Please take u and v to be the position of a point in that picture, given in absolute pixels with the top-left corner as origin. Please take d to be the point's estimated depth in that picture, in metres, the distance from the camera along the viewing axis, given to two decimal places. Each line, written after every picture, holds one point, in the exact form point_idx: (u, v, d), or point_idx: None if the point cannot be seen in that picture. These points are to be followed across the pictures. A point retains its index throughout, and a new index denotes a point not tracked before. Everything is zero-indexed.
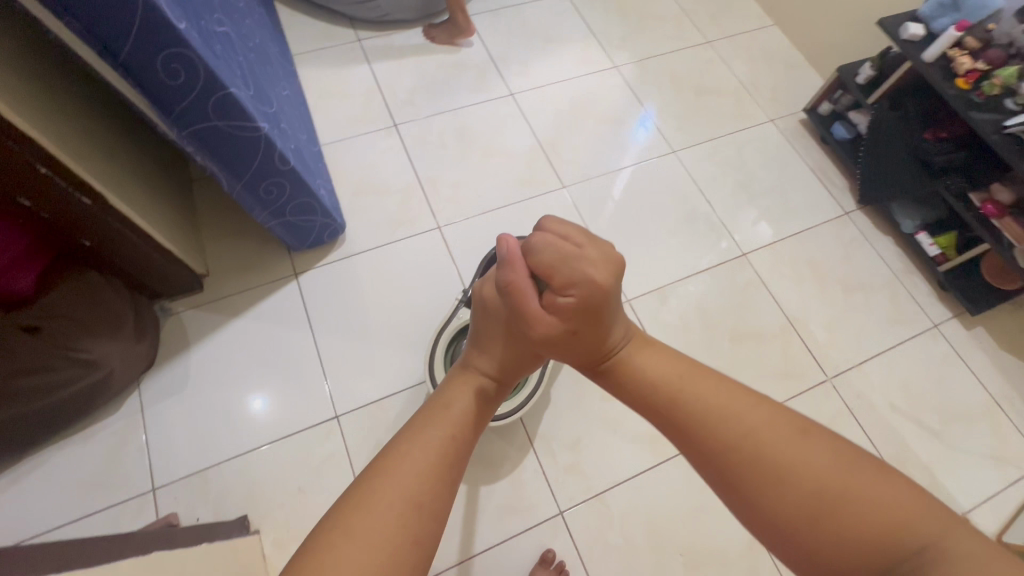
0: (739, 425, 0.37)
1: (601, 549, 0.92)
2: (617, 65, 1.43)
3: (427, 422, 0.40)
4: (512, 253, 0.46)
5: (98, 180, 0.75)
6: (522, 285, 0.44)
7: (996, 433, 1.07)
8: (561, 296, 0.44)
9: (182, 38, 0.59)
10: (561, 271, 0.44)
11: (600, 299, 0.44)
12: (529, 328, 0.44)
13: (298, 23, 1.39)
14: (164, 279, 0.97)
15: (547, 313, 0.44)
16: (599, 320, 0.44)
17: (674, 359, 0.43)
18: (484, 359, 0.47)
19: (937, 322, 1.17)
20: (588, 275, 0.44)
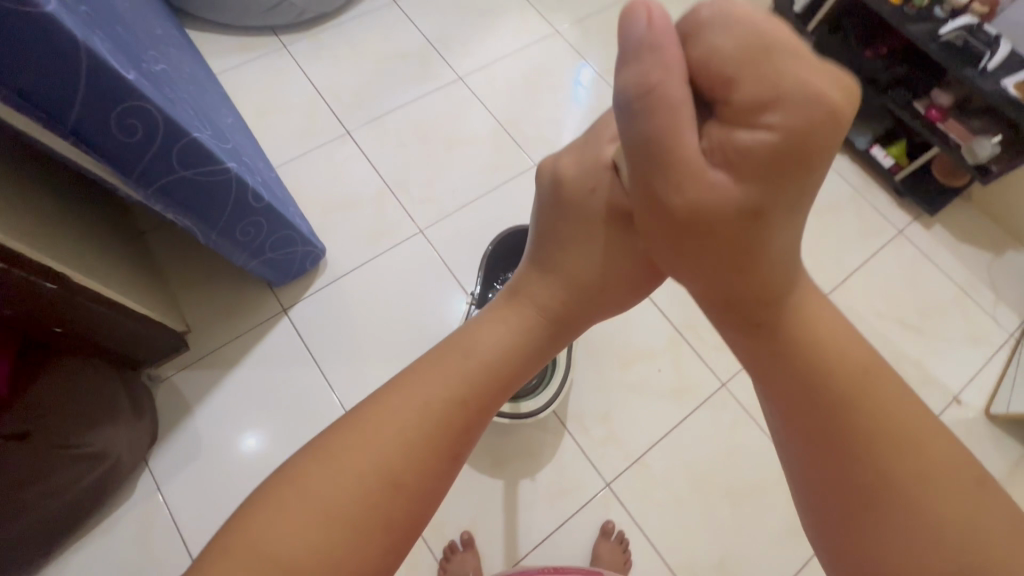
0: (835, 343, 0.33)
1: (652, 509, 0.96)
2: (558, 28, 1.39)
3: (448, 359, 0.36)
4: (660, 28, 0.30)
5: (62, 262, 0.68)
6: (673, 111, 0.31)
7: (968, 319, 1.17)
8: (749, 132, 0.30)
9: (135, 89, 0.53)
10: (759, 80, 0.29)
11: (806, 148, 0.30)
12: (670, 192, 0.33)
13: (212, 38, 1.27)
14: (147, 347, 0.89)
15: (712, 166, 0.32)
16: (789, 177, 0.31)
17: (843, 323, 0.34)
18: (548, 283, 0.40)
19: (902, 227, 1.25)
20: (806, 87, 0.29)
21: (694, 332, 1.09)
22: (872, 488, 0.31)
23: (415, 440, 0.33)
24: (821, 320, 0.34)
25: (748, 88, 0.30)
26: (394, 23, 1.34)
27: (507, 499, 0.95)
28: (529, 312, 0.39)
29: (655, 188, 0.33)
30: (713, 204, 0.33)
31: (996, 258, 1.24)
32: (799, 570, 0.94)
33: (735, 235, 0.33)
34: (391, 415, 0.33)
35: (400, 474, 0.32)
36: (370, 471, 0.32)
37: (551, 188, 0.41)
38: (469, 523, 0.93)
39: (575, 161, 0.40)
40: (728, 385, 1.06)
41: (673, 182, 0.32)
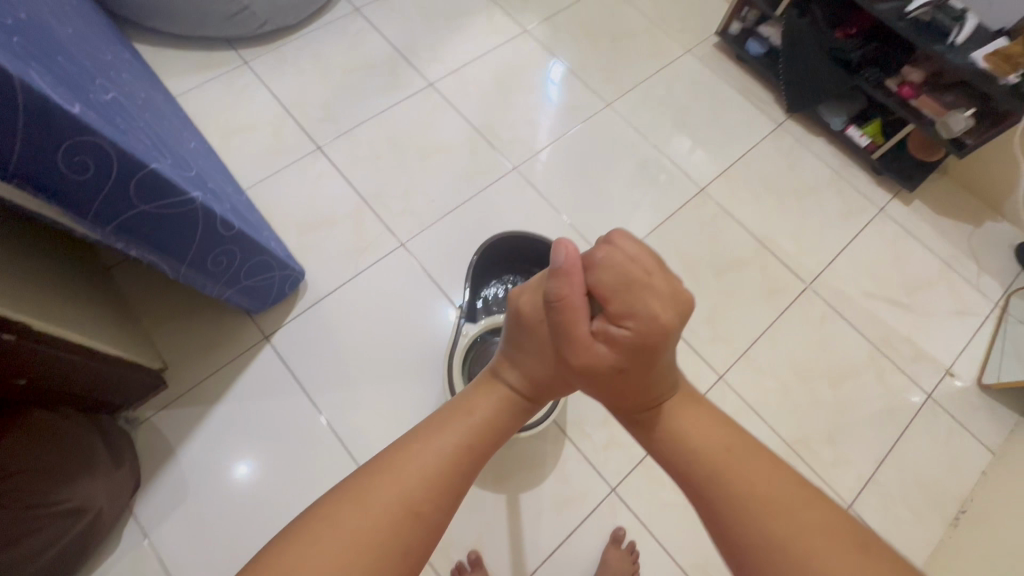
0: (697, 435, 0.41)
1: (660, 511, 0.94)
2: (527, 28, 1.37)
3: (448, 421, 0.40)
4: (571, 262, 0.41)
5: (20, 310, 0.64)
6: (572, 309, 0.41)
7: (953, 292, 1.18)
8: (617, 327, 0.41)
9: (83, 122, 0.50)
10: (621, 298, 0.41)
11: (653, 339, 0.41)
12: (570, 353, 0.42)
13: (168, 57, 1.21)
14: (122, 390, 0.85)
15: (596, 340, 0.41)
16: (649, 356, 0.41)
17: (714, 421, 0.42)
18: (513, 370, 0.44)
19: (882, 206, 1.25)
20: (648, 308, 0.41)
21: (687, 327, 1.08)
22: (747, 548, 0.36)
23: (434, 479, 0.37)
24: (683, 420, 0.42)
25: (614, 304, 0.41)
26: (358, 32, 1.30)
27: (512, 514, 0.92)
28: (501, 392, 0.44)
29: (560, 346, 0.42)
30: (600, 362, 0.42)
31: (975, 229, 1.25)
32: None
33: (619, 381, 0.42)
34: (409, 461, 0.38)
35: (418, 504, 0.36)
36: (398, 505, 0.36)
37: (512, 315, 0.45)
38: (475, 542, 0.90)
39: (532, 299, 0.44)
40: (725, 377, 1.05)
41: (572, 348, 0.42)
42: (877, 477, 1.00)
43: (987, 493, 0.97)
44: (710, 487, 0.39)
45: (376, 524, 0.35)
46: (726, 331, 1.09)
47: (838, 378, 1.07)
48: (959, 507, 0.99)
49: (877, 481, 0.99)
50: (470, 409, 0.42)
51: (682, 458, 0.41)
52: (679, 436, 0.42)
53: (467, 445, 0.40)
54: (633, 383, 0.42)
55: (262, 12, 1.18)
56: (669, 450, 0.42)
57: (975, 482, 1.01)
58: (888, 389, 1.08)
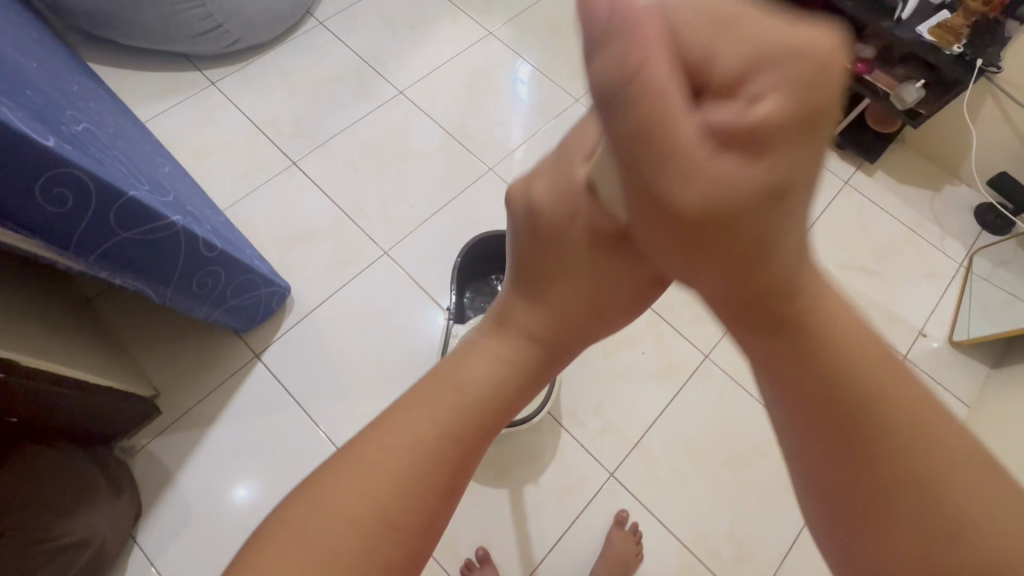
0: (856, 327, 0.25)
1: (659, 490, 0.97)
2: (492, 31, 1.38)
3: (437, 393, 0.28)
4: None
5: (19, 349, 0.65)
6: (659, 99, 0.20)
7: (921, 257, 1.23)
8: (738, 106, 0.20)
9: (58, 156, 0.50)
10: (721, 36, 0.20)
11: (817, 109, 0.19)
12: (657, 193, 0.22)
13: (134, 84, 1.20)
14: (117, 420, 0.84)
15: (710, 153, 0.21)
16: (804, 155, 0.21)
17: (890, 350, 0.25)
18: (538, 310, 0.30)
19: (848, 178, 1.30)
20: (794, 51, 0.18)
21: (671, 310, 1.11)
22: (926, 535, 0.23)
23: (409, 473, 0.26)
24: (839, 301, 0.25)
25: (730, 48, 0.20)
26: (323, 45, 1.31)
27: (515, 507, 0.94)
28: (515, 345, 0.30)
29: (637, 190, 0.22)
30: (700, 204, 0.22)
31: (936, 194, 1.30)
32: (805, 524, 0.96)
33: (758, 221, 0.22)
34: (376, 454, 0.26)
35: (399, 514, 0.25)
36: (370, 517, 0.25)
37: (525, 218, 0.30)
38: (482, 538, 0.92)
39: (551, 189, 0.30)
40: (711, 356, 1.08)
41: (677, 177, 0.21)
42: None
43: None
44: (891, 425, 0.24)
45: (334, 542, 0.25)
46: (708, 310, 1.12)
47: None
48: None
49: None
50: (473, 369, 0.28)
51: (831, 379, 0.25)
52: (813, 383, 0.25)
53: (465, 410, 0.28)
54: (764, 235, 0.23)
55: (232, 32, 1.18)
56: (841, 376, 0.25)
57: None
58: None
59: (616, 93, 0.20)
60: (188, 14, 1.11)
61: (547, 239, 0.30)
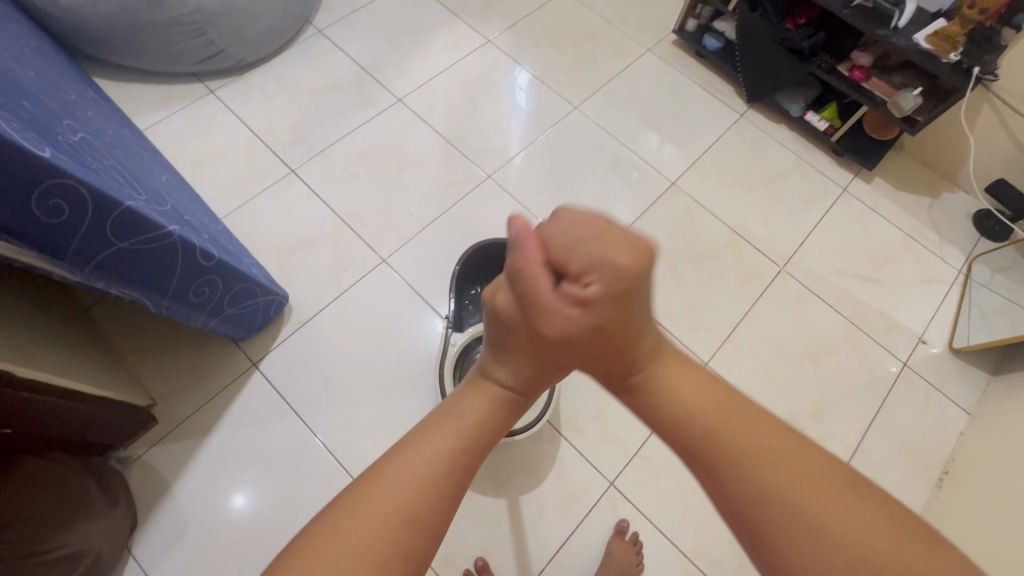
0: (692, 391, 0.38)
1: (659, 499, 0.96)
2: (490, 39, 1.39)
3: (440, 422, 0.38)
4: (523, 232, 0.40)
5: (18, 361, 0.65)
6: (532, 281, 0.39)
7: (920, 263, 1.23)
8: (579, 288, 0.38)
9: (53, 166, 0.50)
10: (581, 253, 0.38)
11: (625, 283, 0.38)
12: (541, 325, 0.39)
13: (132, 92, 1.20)
14: (113, 430, 0.84)
15: (567, 306, 0.39)
16: (626, 305, 0.39)
17: (712, 383, 0.39)
18: (503, 367, 0.42)
19: (846, 185, 1.30)
20: (606, 258, 0.38)
21: (670, 317, 1.11)
22: (769, 525, 0.33)
23: (427, 486, 0.34)
24: (681, 382, 0.39)
25: (581, 252, 0.38)
26: (322, 54, 1.31)
27: (514, 517, 0.93)
28: (491, 391, 0.41)
29: (532, 322, 0.40)
30: (565, 330, 0.39)
31: (933, 201, 1.31)
32: None
33: (602, 341, 0.39)
34: (400, 470, 0.34)
35: (418, 512, 0.33)
36: (398, 511, 0.33)
37: (489, 317, 0.42)
38: (480, 549, 0.91)
39: (507, 298, 0.41)
40: (711, 364, 1.07)
41: (540, 318, 0.39)
42: (862, 448, 1.03)
43: (968, 451, 1.01)
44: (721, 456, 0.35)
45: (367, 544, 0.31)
46: (707, 318, 1.12)
47: (818, 355, 1.11)
48: (942, 470, 1.03)
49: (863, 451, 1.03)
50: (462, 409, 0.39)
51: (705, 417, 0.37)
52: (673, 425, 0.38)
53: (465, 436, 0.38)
54: (612, 344, 0.39)
55: (234, 53, 1.20)
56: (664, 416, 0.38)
57: (955, 443, 1.05)
58: (867, 361, 1.12)
59: (513, 277, 0.40)
60: (190, 42, 1.13)
61: (498, 323, 0.42)
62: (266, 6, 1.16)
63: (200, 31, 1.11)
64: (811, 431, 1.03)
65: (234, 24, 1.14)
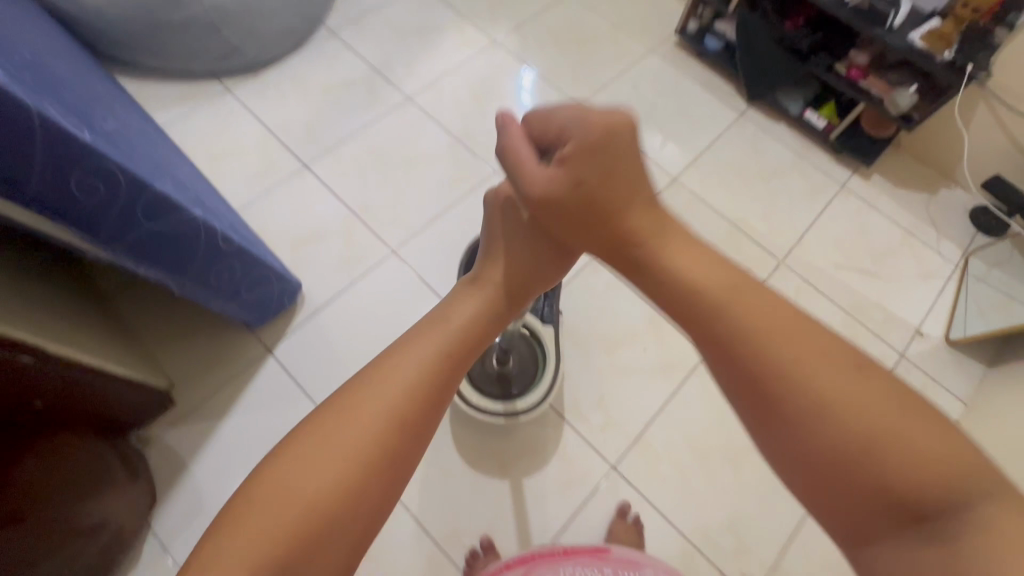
0: (703, 278, 0.37)
1: (659, 483, 0.99)
2: (497, 40, 1.43)
3: (429, 330, 0.40)
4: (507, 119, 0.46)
5: (51, 338, 0.69)
6: (519, 153, 0.44)
7: (916, 257, 1.26)
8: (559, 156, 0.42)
9: (91, 148, 0.54)
10: (558, 127, 0.43)
11: (599, 144, 0.40)
12: (530, 189, 0.43)
13: (151, 91, 1.25)
14: (136, 410, 0.87)
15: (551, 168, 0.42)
16: (608, 170, 0.40)
17: (719, 264, 0.37)
18: (496, 268, 0.46)
19: (844, 182, 1.33)
20: (580, 122, 0.41)
21: None
22: (786, 405, 0.32)
23: (417, 389, 0.36)
24: (685, 262, 0.38)
25: (555, 124, 0.43)
26: (334, 54, 1.35)
27: (518, 499, 0.96)
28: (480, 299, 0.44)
29: (523, 190, 0.44)
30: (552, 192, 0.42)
31: (931, 197, 1.33)
32: (803, 517, 0.98)
33: (586, 199, 0.41)
34: (390, 374, 0.36)
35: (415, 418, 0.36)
36: (394, 411, 0.35)
37: (496, 207, 0.48)
38: (486, 529, 0.94)
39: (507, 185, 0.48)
40: None
41: (526, 184, 0.44)
42: None
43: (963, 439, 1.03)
44: (744, 342, 0.34)
45: (366, 443, 0.33)
46: None
47: None
48: None
49: None
50: (448, 318, 0.42)
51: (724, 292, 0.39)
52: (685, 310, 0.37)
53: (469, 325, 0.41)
54: (596, 207, 0.41)
55: (251, 52, 1.25)
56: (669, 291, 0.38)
57: None
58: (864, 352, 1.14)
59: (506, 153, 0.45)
60: (206, 42, 1.17)
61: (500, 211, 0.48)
62: (279, 7, 1.21)
63: (217, 29, 1.15)
64: None
65: (248, 23, 1.18)
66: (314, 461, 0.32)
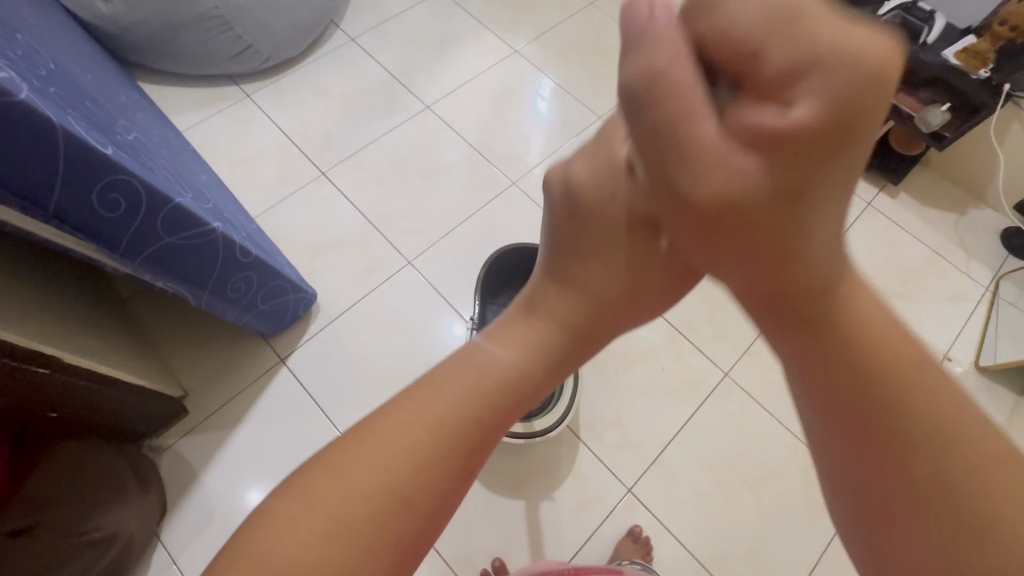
0: (862, 324, 0.25)
1: (676, 508, 0.96)
2: (518, 49, 1.42)
3: (457, 382, 0.26)
4: (665, 19, 0.22)
5: (72, 351, 0.68)
6: (685, 92, 0.22)
7: (945, 279, 1.22)
8: (775, 112, 0.22)
9: (114, 162, 0.53)
10: (786, 42, 0.21)
11: (854, 119, 0.21)
12: (697, 182, 0.24)
13: (173, 95, 1.25)
14: (147, 419, 0.86)
15: (740, 151, 0.23)
16: (828, 159, 0.22)
17: (852, 306, 0.25)
18: (559, 296, 0.28)
19: (870, 200, 1.30)
20: (844, 59, 0.20)
21: (690, 327, 1.11)
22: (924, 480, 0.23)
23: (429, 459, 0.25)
24: (866, 314, 0.25)
25: (776, 54, 0.21)
26: (355, 61, 1.35)
27: (532, 520, 0.94)
28: (543, 331, 0.28)
29: (678, 177, 0.24)
30: (724, 196, 0.24)
31: (961, 217, 1.29)
32: (825, 548, 0.95)
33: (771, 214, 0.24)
34: (394, 432, 0.25)
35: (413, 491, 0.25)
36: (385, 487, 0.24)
37: (562, 197, 0.29)
38: (498, 550, 0.92)
39: (589, 167, 0.29)
40: (730, 374, 1.07)
41: (694, 167, 0.23)
42: None
43: None
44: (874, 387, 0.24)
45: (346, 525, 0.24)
46: (728, 328, 1.12)
47: None
48: None
49: None
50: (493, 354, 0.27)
51: (822, 296, 0.25)
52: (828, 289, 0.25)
53: (515, 362, 0.27)
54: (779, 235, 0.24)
55: (267, 51, 1.23)
56: (838, 321, 0.25)
57: None
58: None
59: (642, 90, 0.22)
60: (220, 38, 1.16)
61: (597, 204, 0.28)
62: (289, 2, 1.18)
63: (228, 25, 1.14)
64: None
65: (261, 17, 1.16)
66: (296, 535, 0.24)
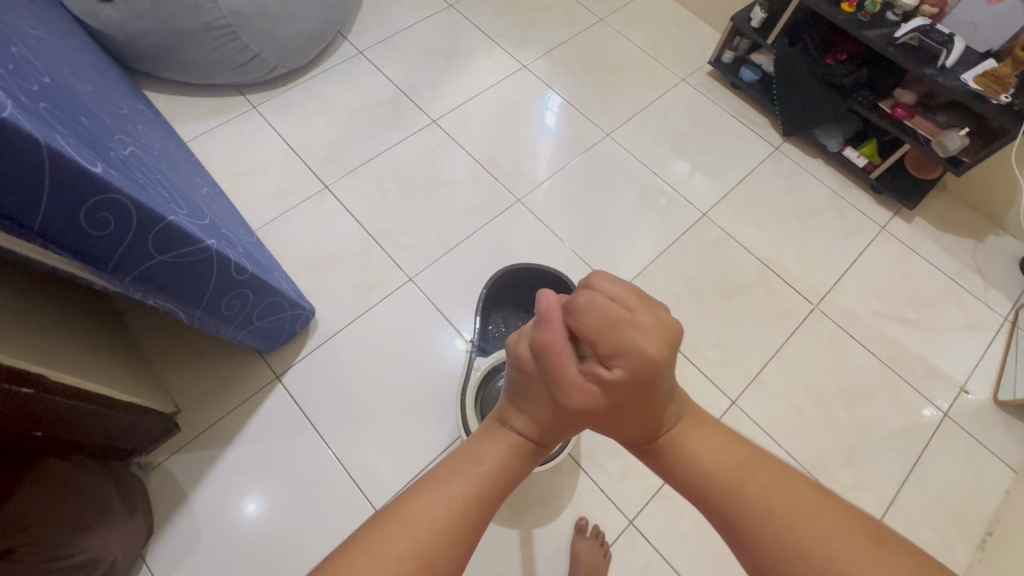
0: (716, 454, 0.39)
1: (680, 542, 0.92)
2: (526, 64, 1.41)
3: (456, 470, 0.37)
4: (553, 308, 0.39)
5: (60, 369, 0.67)
6: (558, 353, 0.39)
7: (962, 307, 1.18)
8: (605, 369, 0.38)
9: (103, 180, 0.51)
10: (608, 338, 0.38)
11: (647, 374, 0.37)
12: (565, 396, 0.39)
13: (179, 105, 1.24)
14: (134, 436, 0.84)
15: (590, 382, 0.39)
16: (644, 393, 0.38)
17: (726, 442, 0.40)
18: (520, 414, 0.41)
19: (884, 224, 1.27)
20: (637, 348, 0.37)
21: (697, 352, 1.08)
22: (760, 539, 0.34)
23: (445, 530, 0.33)
24: (701, 445, 0.40)
25: (607, 342, 0.38)
26: (362, 74, 1.34)
27: (529, 552, 0.90)
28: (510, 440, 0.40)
29: (554, 391, 0.40)
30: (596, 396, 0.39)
31: (977, 244, 1.26)
32: None
33: (618, 409, 0.39)
34: (421, 510, 0.34)
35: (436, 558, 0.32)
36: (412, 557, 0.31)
37: (514, 365, 0.43)
38: None
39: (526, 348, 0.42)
40: (738, 403, 1.04)
41: (564, 388, 0.39)
42: (899, 498, 0.98)
43: (1011, 509, 0.95)
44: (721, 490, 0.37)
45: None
46: (735, 353, 1.09)
47: (852, 399, 1.06)
48: (985, 529, 0.96)
49: (899, 505, 0.98)
50: (479, 456, 0.38)
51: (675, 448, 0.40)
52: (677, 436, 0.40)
53: (490, 470, 0.37)
54: (637, 415, 0.39)
55: (271, 59, 1.22)
56: (673, 468, 0.40)
57: (1000, 501, 0.99)
58: (902, 407, 1.06)
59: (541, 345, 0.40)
60: (227, 44, 1.15)
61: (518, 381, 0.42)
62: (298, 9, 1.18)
63: (234, 34, 1.13)
64: (844, 479, 0.99)
65: (269, 29, 1.16)
66: None
